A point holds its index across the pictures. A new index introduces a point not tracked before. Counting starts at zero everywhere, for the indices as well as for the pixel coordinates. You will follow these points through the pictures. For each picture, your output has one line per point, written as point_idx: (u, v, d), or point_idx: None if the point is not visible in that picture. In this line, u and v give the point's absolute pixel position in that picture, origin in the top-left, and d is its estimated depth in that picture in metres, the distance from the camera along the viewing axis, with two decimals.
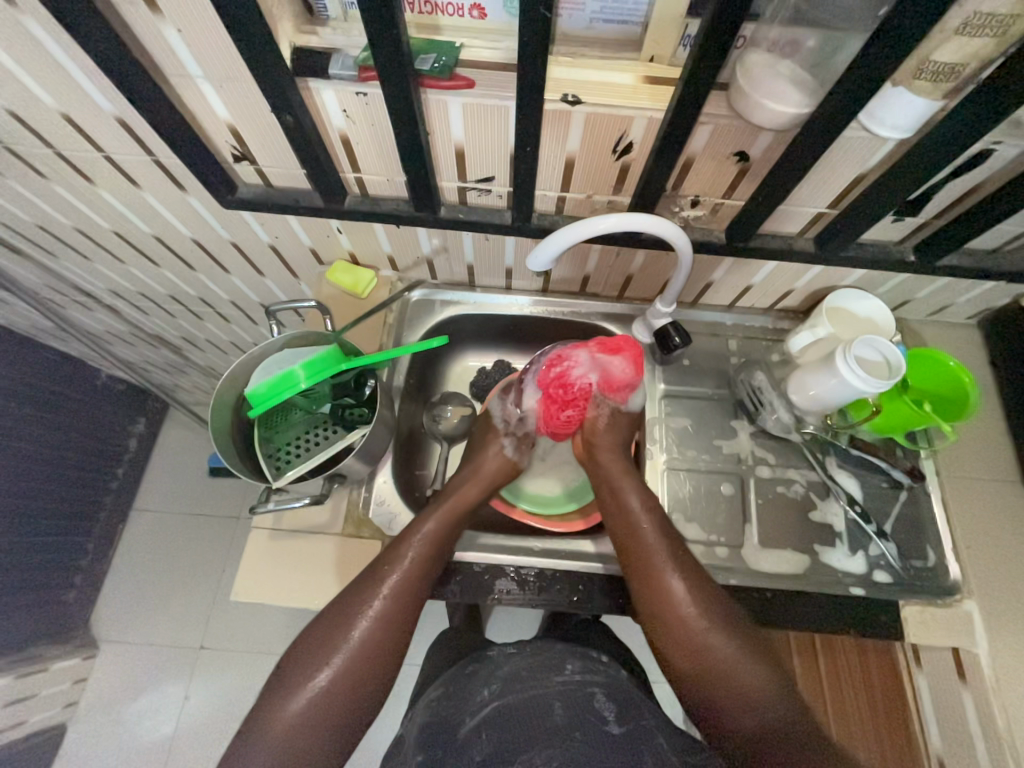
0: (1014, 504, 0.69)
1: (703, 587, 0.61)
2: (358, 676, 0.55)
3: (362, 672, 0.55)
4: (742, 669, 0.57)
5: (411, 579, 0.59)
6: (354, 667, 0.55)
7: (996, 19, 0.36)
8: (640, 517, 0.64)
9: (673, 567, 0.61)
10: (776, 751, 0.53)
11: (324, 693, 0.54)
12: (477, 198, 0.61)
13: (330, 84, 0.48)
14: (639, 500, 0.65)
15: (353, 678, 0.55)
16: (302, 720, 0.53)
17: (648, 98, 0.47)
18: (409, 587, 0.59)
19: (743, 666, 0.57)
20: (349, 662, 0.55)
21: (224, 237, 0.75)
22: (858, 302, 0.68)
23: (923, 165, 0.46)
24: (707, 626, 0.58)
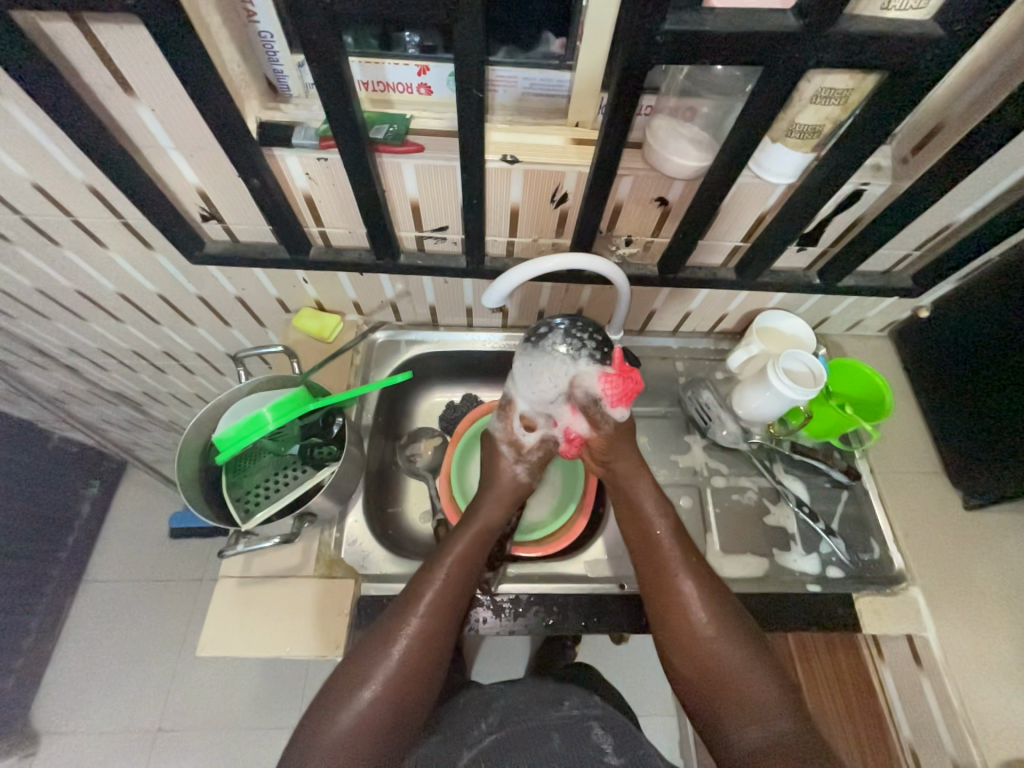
0: (939, 493, 0.76)
1: (719, 605, 0.59)
2: (393, 713, 0.54)
3: (397, 707, 0.54)
4: (755, 683, 0.55)
5: (442, 614, 0.58)
6: (387, 704, 0.54)
7: (837, 92, 0.45)
8: (659, 531, 0.63)
9: (688, 578, 0.60)
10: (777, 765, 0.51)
11: (359, 729, 0.53)
12: (434, 245, 0.67)
13: (293, 152, 0.53)
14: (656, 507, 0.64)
15: (387, 718, 0.54)
16: (340, 754, 0.52)
17: (576, 156, 0.55)
18: (437, 625, 0.58)
19: (757, 684, 0.55)
20: (383, 699, 0.54)
21: (190, 291, 0.78)
22: (784, 321, 0.76)
23: (809, 204, 0.54)
24: (723, 641, 0.57)
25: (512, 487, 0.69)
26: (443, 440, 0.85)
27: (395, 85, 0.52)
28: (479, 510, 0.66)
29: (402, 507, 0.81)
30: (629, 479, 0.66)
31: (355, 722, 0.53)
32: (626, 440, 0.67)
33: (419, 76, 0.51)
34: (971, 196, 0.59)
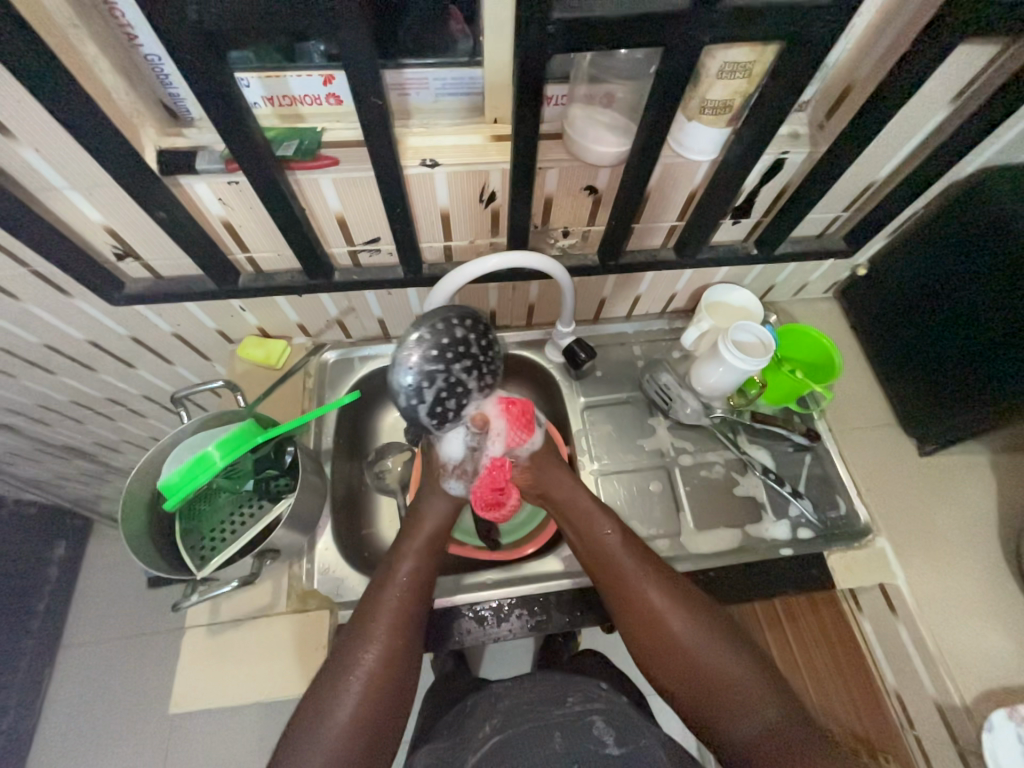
0: (895, 443, 0.78)
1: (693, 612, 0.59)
2: (371, 732, 0.52)
3: (372, 729, 0.52)
4: (734, 669, 0.56)
5: (406, 613, 0.58)
6: (362, 726, 0.52)
7: (741, 65, 0.45)
8: (613, 542, 0.62)
9: (651, 583, 0.60)
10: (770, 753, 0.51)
11: (337, 757, 0.50)
12: (369, 258, 0.65)
13: (200, 178, 0.50)
14: (613, 527, 0.64)
15: (365, 740, 0.52)
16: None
17: (498, 153, 0.54)
18: (403, 630, 0.57)
19: (735, 668, 0.56)
20: (358, 721, 0.52)
21: (121, 333, 0.74)
22: (731, 295, 0.78)
23: (732, 177, 0.55)
24: (705, 644, 0.57)
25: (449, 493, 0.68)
26: (411, 453, 0.83)
27: (302, 98, 0.50)
28: (423, 513, 0.66)
29: (376, 528, 0.79)
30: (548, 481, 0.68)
31: (340, 734, 0.51)
32: (551, 456, 0.70)
33: (325, 87, 0.49)
34: (884, 157, 0.61)
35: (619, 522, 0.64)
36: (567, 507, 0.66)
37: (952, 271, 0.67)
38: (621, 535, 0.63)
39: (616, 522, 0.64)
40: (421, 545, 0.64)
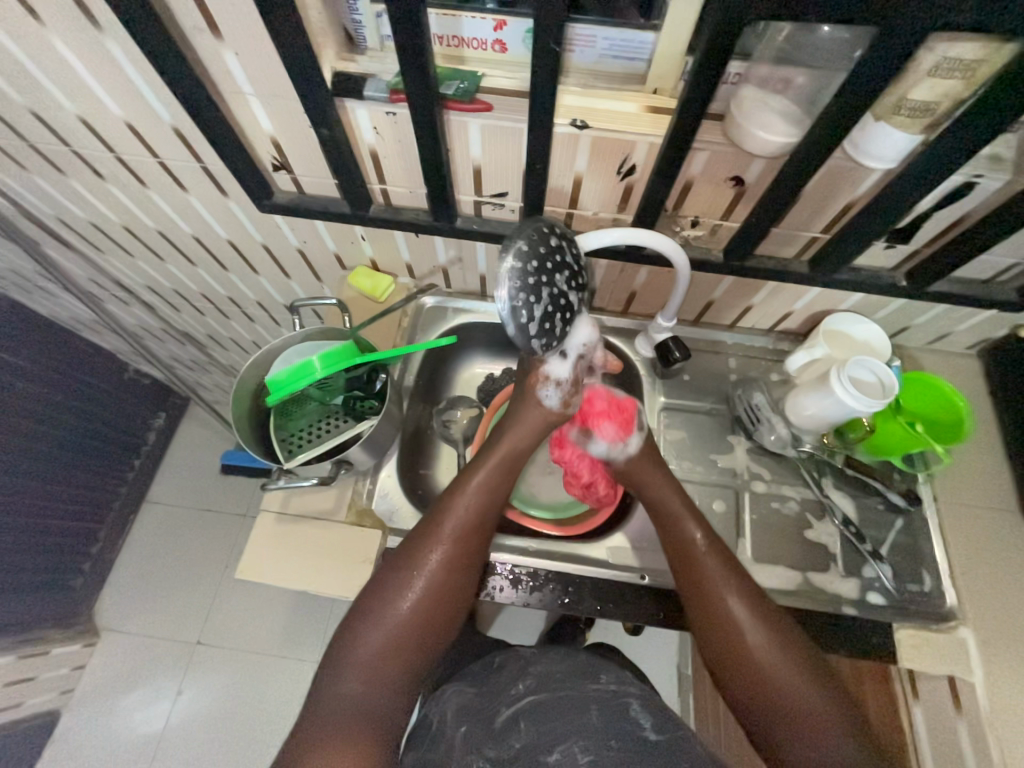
0: (1011, 532, 0.69)
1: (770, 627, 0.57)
2: (422, 634, 0.57)
3: (422, 631, 0.57)
4: (814, 702, 0.54)
5: (466, 535, 0.61)
6: (413, 628, 0.57)
7: (962, 64, 0.39)
8: (700, 548, 0.61)
9: (734, 593, 0.58)
10: None
11: (390, 647, 0.56)
12: (491, 212, 0.66)
13: (363, 104, 0.53)
14: (700, 531, 0.62)
15: (414, 640, 0.57)
16: (369, 668, 0.55)
17: (650, 125, 0.52)
18: (460, 552, 0.60)
19: (814, 700, 0.54)
20: (411, 623, 0.57)
21: (256, 240, 0.81)
22: (855, 326, 0.71)
23: (907, 192, 0.49)
24: (776, 660, 0.55)
25: (542, 417, 0.67)
26: (479, 411, 0.85)
27: (470, 41, 0.51)
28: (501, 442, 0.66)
29: (434, 471, 0.83)
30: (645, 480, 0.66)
31: (396, 624, 0.57)
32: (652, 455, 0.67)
33: (495, 32, 0.49)
34: None
35: (707, 528, 0.62)
36: (653, 500, 0.65)
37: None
38: (707, 541, 0.61)
39: (704, 527, 0.62)
40: (491, 477, 0.64)
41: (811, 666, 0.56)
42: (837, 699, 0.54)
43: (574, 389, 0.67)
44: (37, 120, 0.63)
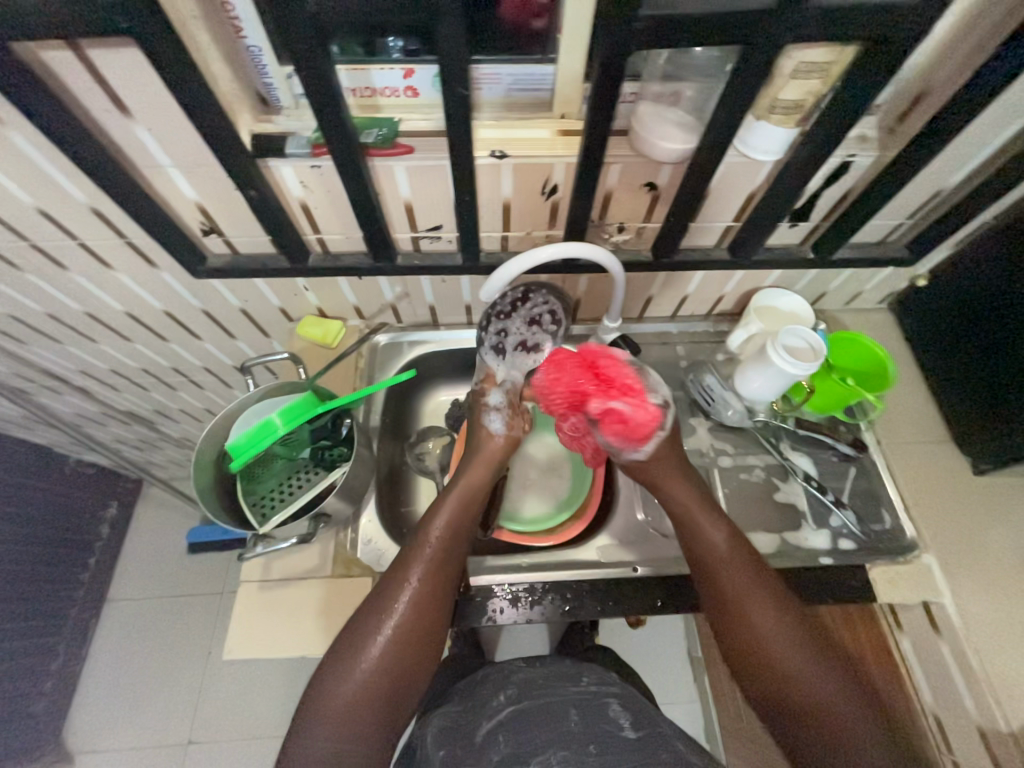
0: (948, 461, 0.76)
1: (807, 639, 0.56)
2: (393, 680, 0.55)
3: (391, 684, 0.55)
4: (818, 687, 0.54)
5: (434, 581, 0.59)
6: (382, 682, 0.55)
7: (817, 65, 0.45)
8: (721, 551, 0.60)
9: (755, 596, 0.58)
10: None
11: (358, 705, 0.54)
12: (430, 245, 0.68)
13: (287, 161, 0.54)
14: (726, 535, 0.61)
15: (384, 694, 0.55)
16: (335, 730, 0.53)
17: (564, 148, 0.56)
18: (426, 597, 0.58)
19: (831, 690, 0.54)
20: (378, 676, 0.55)
21: (195, 306, 0.79)
22: (782, 300, 0.77)
23: (797, 177, 0.55)
24: (806, 668, 0.55)
25: (494, 447, 0.68)
26: (451, 437, 0.85)
27: (382, 90, 0.53)
28: (462, 477, 0.66)
29: (414, 506, 0.83)
30: (663, 480, 0.63)
31: (363, 680, 0.54)
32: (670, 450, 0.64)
33: (405, 79, 0.52)
34: (957, 163, 0.60)
35: (731, 529, 0.62)
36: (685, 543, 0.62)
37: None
38: (730, 541, 0.61)
39: (727, 531, 0.61)
40: (453, 516, 0.63)
41: (825, 654, 0.56)
42: (861, 694, 0.54)
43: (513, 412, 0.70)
44: None
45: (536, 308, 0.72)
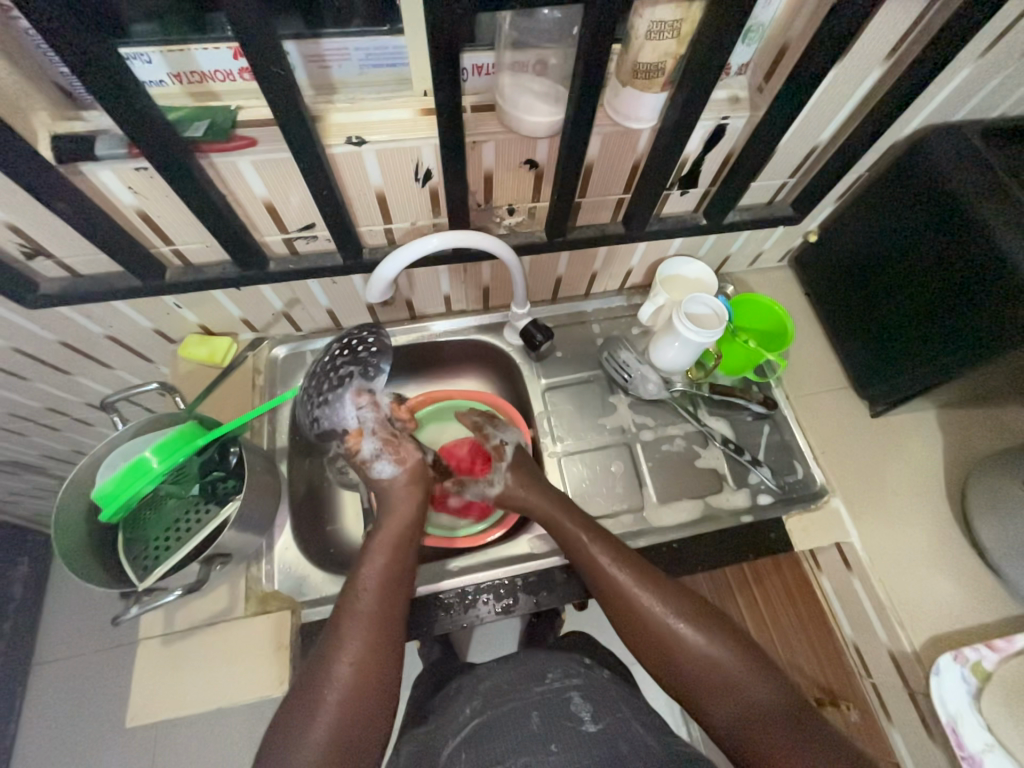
0: (849, 407, 0.80)
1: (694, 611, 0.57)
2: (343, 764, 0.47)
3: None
4: (713, 653, 0.54)
5: (375, 633, 0.54)
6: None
7: (668, 24, 0.43)
8: (584, 538, 0.62)
9: (625, 572, 0.59)
10: (769, 740, 0.49)
11: None
12: (306, 245, 0.62)
13: (103, 165, 0.46)
14: (581, 524, 0.63)
15: None
16: None
17: (428, 128, 0.51)
18: (369, 654, 0.52)
19: (717, 651, 0.54)
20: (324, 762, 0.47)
21: (50, 339, 0.69)
22: (687, 268, 0.77)
23: (671, 144, 0.53)
24: (682, 632, 0.55)
25: (403, 486, 0.66)
26: None
27: (212, 74, 0.46)
28: (385, 522, 0.63)
29: (340, 523, 0.77)
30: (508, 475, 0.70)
31: None
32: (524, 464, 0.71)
33: (237, 61, 0.45)
34: (825, 119, 0.60)
35: (586, 521, 0.64)
36: (577, 559, 0.62)
37: (913, 258, 0.65)
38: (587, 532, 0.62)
39: (578, 519, 0.64)
40: (385, 562, 0.59)
41: (702, 613, 0.57)
42: (753, 656, 0.54)
43: (392, 444, 0.67)
44: None
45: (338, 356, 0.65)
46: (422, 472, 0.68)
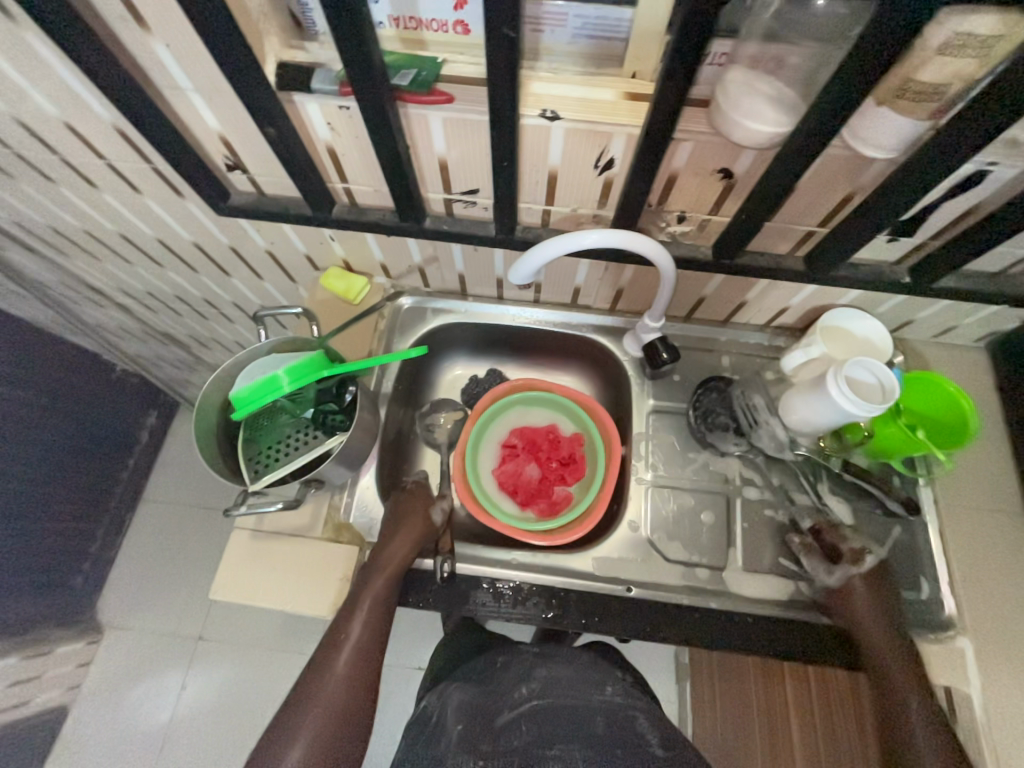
0: (1016, 539, 0.65)
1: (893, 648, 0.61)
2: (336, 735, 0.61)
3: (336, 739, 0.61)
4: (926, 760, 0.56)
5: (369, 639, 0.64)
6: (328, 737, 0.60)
7: (977, 39, 0.34)
8: (857, 604, 0.63)
9: (890, 652, 0.60)
10: None
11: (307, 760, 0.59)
12: (463, 210, 0.61)
13: (313, 98, 0.48)
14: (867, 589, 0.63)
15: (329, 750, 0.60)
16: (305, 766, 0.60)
17: (628, 114, 0.47)
18: (365, 654, 0.64)
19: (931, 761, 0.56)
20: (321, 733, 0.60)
21: (223, 242, 0.77)
22: (856, 323, 0.67)
23: (913, 184, 0.44)
24: (916, 730, 0.57)
25: (423, 521, 0.69)
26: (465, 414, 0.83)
27: (428, 23, 0.45)
28: (377, 549, 0.67)
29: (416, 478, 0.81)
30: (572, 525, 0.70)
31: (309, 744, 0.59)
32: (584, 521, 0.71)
33: (456, 12, 0.44)
34: None
35: (871, 591, 0.63)
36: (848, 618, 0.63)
37: None
38: (869, 601, 0.63)
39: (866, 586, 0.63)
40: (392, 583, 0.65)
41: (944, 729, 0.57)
42: None
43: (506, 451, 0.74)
44: None
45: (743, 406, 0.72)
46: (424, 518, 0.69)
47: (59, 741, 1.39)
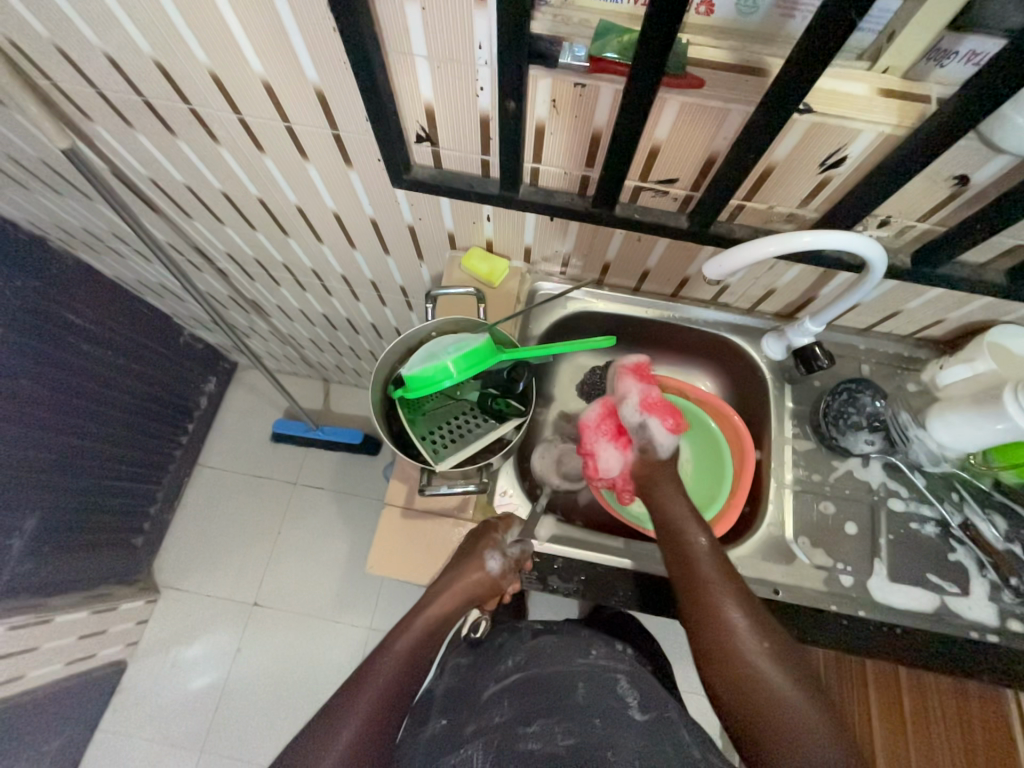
0: None
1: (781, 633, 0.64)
2: None
3: None
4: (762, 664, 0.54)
5: (396, 679, 0.59)
6: None
7: None
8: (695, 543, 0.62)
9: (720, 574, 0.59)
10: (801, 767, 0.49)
11: None
12: (651, 199, 0.60)
13: (551, 72, 0.47)
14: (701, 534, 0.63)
15: None
16: None
17: (884, 110, 0.45)
18: (387, 701, 0.58)
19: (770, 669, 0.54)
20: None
21: (366, 215, 0.74)
22: (1019, 340, 0.65)
23: None
24: (759, 646, 0.55)
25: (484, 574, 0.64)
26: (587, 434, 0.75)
27: None
28: (436, 591, 0.64)
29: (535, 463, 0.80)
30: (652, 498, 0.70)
31: None
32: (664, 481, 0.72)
33: None
34: None
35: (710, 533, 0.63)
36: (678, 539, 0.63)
37: None
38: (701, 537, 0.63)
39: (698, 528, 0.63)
40: (441, 620, 0.64)
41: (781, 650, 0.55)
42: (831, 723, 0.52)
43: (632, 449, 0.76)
44: (160, 74, 0.56)
45: (870, 408, 0.72)
46: (490, 578, 0.64)
47: (115, 696, 1.41)
